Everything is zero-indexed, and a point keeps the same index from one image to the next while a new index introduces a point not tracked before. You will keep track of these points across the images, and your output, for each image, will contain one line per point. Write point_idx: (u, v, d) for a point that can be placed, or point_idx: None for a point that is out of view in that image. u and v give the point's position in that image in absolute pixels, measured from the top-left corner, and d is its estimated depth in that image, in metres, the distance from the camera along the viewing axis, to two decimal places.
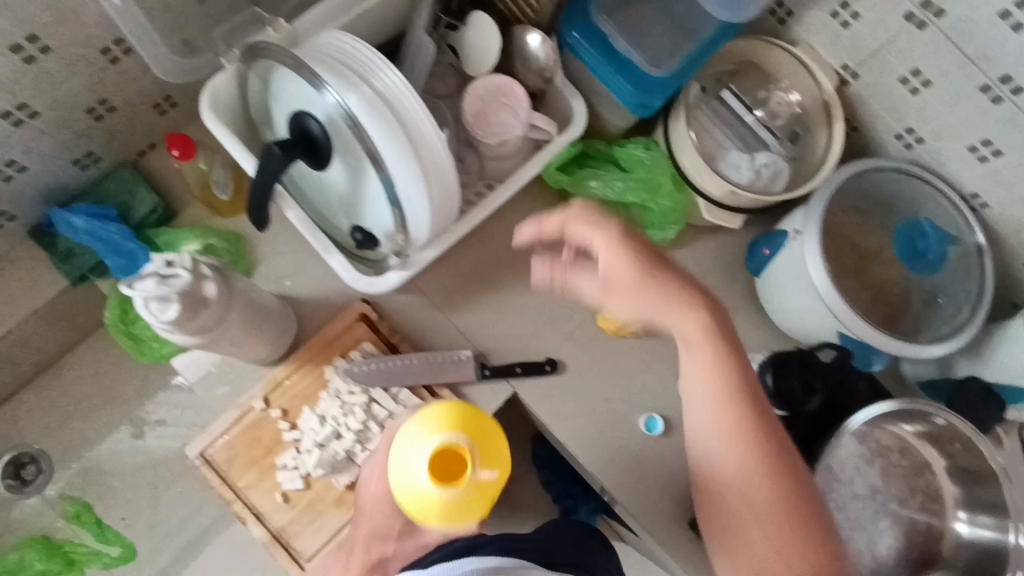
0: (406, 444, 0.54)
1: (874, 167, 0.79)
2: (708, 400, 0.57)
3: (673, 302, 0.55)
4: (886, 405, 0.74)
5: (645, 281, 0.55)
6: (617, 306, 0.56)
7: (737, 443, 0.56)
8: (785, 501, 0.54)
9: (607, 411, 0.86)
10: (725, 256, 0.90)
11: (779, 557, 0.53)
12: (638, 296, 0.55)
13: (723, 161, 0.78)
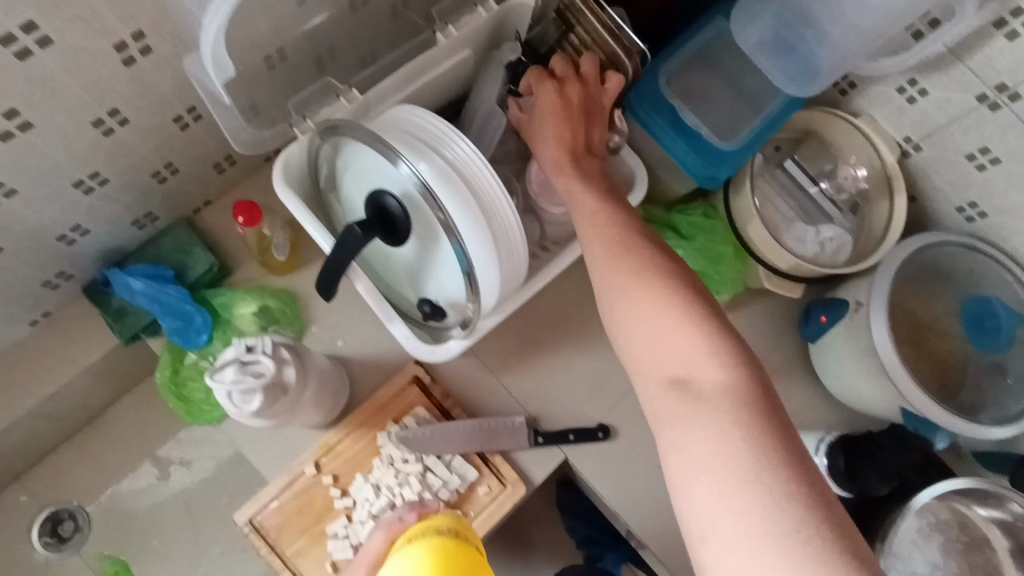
0: None
1: (941, 241, 0.79)
2: (600, 249, 0.55)
3: (568, 137, 0.65)
4: (958, 483, 0.73)
5: (552, 111, 0.66)
6: (532, 136, 0.67)
7: (619, 267, 0.53)
8: (683, 304, 0.49)
9: (660, 480, 0.83)
10: (779, 321, 0.89)
11: (686, 353, 0.47)
12: (542, 142, 0.66)
13: (786, 230, 0.79)
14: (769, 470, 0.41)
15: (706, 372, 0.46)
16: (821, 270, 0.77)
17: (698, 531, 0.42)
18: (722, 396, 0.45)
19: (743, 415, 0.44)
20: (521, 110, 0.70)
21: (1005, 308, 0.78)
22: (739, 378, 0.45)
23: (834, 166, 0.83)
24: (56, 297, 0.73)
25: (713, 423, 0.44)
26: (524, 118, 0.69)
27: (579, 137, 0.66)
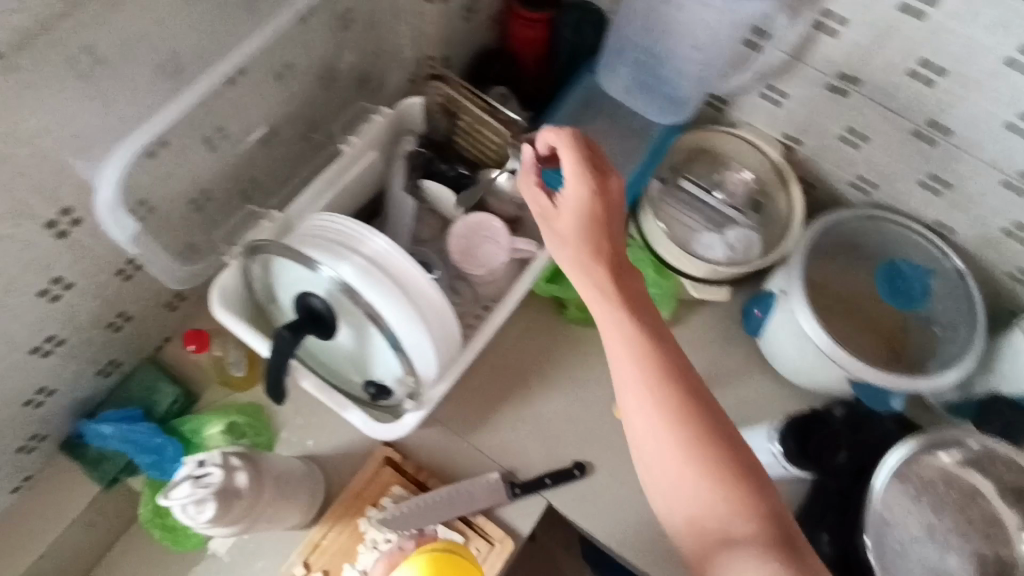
0: None
1: (840, 220, 0.84)
2: (625, 372, 0.55)
3: (603, 243, 0.59)
4: (910, 443, 0.77)
5: (592, 211, 0.59)
6: (558, 235, 0.60)
7: (647, 398, 0.53)
8: (712, 449, 0.52)
9: (645, 505, 0.85)
10: (723, 326, 0.92)
11: (724, 503, 0.50)
12: (571, 246, 0.59)
13: (697, 243, 0.85)
14: None
15: (739, 521, 0.50)
16: (735, 269, 0.83)
17: None
18: (760, 545, 0.48)
19: (780, 557, 0.47)
20: (546, 201, 0.62)
21: (913, 267, 0.83)
22: (768, 524, 0.49)
23: (723, 175, 0.89)
24: (35, 461, 0.77)
25: (756, 565, 0.47)
26: (550, 209, 0.61)
27: (616, 242, 0.59)
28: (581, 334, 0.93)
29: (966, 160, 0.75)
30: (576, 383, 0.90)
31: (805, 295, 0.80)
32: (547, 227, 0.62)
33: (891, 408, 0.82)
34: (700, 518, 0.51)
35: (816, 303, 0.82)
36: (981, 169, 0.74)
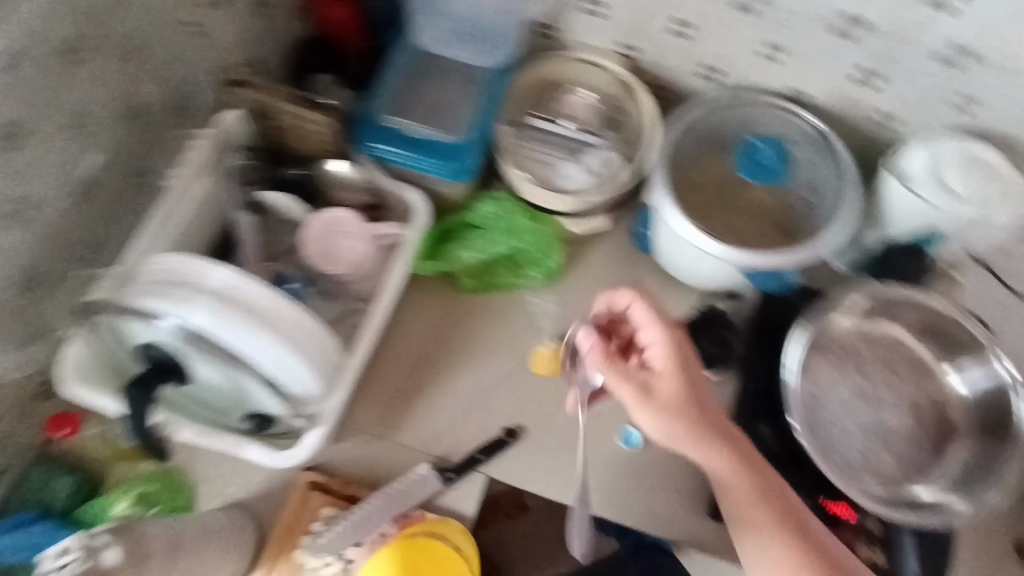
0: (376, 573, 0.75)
1: (693, 116, 0.82)
2: (744, 504, 0.61)
3: (725, 439, 0.61)
4: (802, 334, 0.77)
5: (712, 412, 0.61)
6: (662, 406, 0.60)
7: (772, 549, 0.59)
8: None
9: (582, 449, 0.84)
10: (617, 253, 0.92)
11: None
12: (679, 409, 0.60)
13: (559, 177, 0.82)
14: None
15: None
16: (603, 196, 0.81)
17: None
18: None
19: None
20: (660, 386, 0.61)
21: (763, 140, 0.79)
22: None
23: (562, 98, 0.85)
24: None
25: None
26: (691, 403, 0.60)
27: (698, 382, 0.62)
28: (481, 301, 0.90)
29: (792, 19, 0.73)
30: (488, 353, 0.89)
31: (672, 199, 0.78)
32: (664, 431, 0.60)
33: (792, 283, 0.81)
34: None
35: (691, 206, 0.81)
36: (810, 23, 0.73)
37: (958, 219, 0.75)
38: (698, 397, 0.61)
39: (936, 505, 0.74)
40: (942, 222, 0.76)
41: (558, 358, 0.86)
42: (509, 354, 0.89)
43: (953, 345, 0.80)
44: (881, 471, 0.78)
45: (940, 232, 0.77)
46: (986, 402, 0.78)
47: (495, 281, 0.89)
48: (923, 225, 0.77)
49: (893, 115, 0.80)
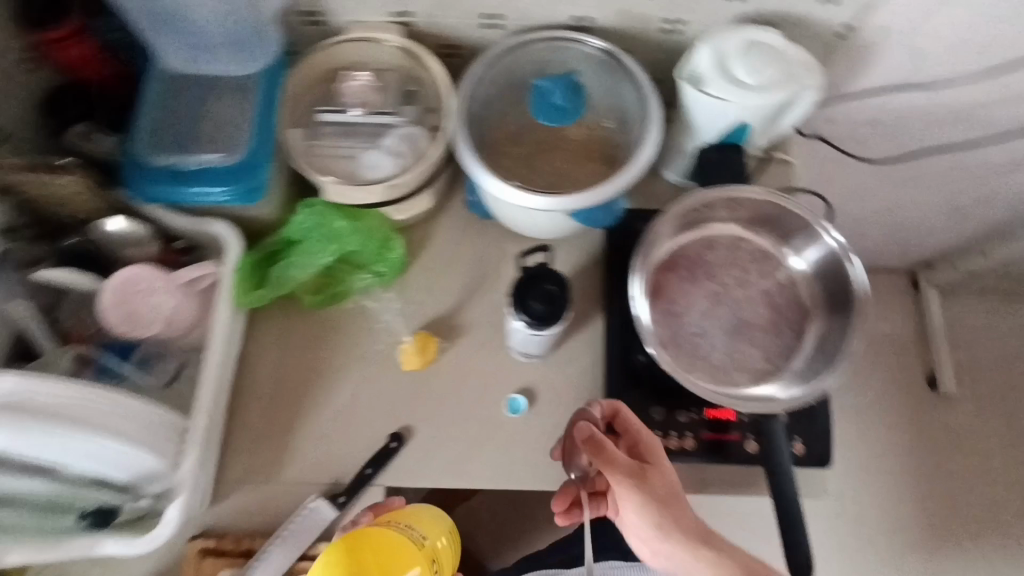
0: None
1: (480, 71, 0.80)
2: (667, 539, 0.69)
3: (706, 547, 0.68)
4: (636, 277, 0.77)
5: (654, 479, 0.70)
6: (653, 490, 0.69)
7: (695, 556, 0.68)
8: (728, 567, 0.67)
9: (472, 428, 0.85)
10: (458, 227, 0.91)
11: None
12: (667, 500, 0.69)
13: (364, 167, 0.77)
14: None
15: None
16: (416, 176, 0.77)
17: None
18: None
19: None
20: (597, 439, 0.71)
21: (550, 80, 0.73)
22: None
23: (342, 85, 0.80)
24: None
25: None
26: (638, 471, 0.70)
27: (660, 472, 0.71)
28: (335, 314, 0.88)
29: None
30: (355, 364, 0.86)
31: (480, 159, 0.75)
32: (648, 519, 0.69)
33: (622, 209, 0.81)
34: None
35: (504, 164, 0.81)
36: None
37: (756, 108, 0.75)
38: (649, 475, 0.70)
39: (798, 387, 0.78)
40: (743, 115, 0.76)
41: (428, 348, 0.85)
42: (376, 360, 0.86)
43: (784, 228, 0.84)
44: (746, 366, 0.82)
45: (745, 124, 0.78)
46: (826, 273, 0.82)
47: (340, 288, 0.87)
48: (728, 122, 0.78)
49: (676, 19, 0.79)
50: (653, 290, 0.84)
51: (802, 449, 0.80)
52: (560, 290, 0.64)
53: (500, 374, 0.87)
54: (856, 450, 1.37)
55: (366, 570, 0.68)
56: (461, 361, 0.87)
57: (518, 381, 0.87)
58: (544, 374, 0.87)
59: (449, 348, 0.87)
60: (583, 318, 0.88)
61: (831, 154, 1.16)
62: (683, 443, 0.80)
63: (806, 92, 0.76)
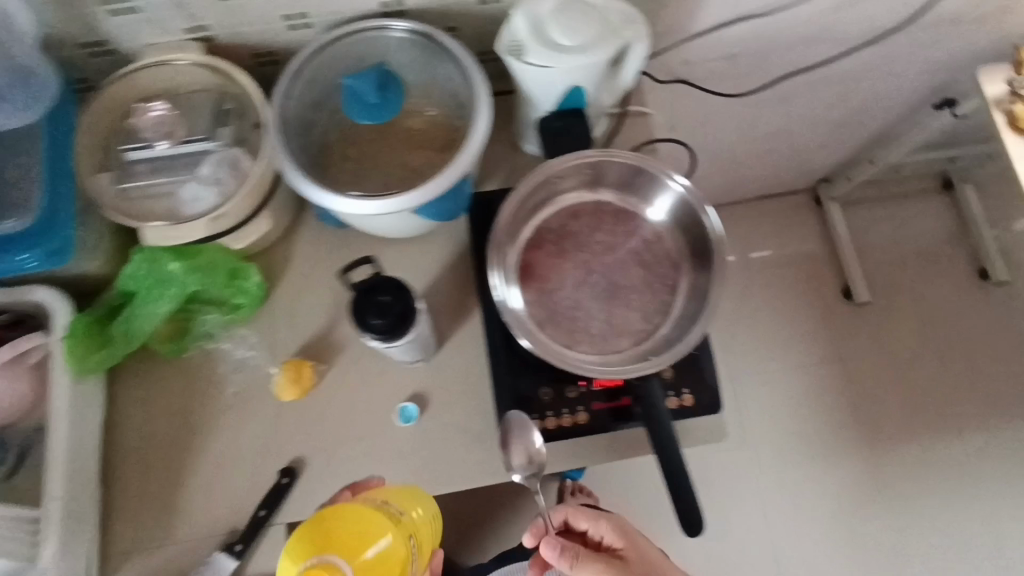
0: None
1: (292, 76, 0.74)
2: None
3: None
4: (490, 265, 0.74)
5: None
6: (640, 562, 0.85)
7: None
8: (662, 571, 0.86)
9: (366, 445, 0.83)
10: (318, 242, 0.88)
11: None
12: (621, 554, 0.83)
13: (184, 203, 0.72)
14: None
15: None
16: (244, 203, 0.73)
17: None
18: None
19: None
20: (622, 547, 0.86)
21: (358, 75, 0.68)
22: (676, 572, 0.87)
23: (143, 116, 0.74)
24: None
25: None
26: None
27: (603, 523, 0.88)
28: (200, 356, 0.83)
29: None
30: (231, 404, 0.82)
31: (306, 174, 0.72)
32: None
33: (469, 195, 0.79)
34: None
35: (338, 170, 0.77)
36: None
37: (584, 69, 0.72)
38: (649, 569, 0.85)
39: (674, 340, 0.78)
40: (574, 77, 0.73)
41: (306, 374, 0.82)
42: (253, 396, 0.83)
43: (641, 185, 0.83)
44: (626, 329, 0.81)
45: (580, 86, 0.75)
46: (686, 223, 0.82)
47: (200, 327, 0.83)
48: (562, 88, 0.75)
49: None
50: (522, 270, 0.82)
51: (692, 401, 0.80)
52: (395, 295, 0.62)
53: (386, 385, 0.84)
54: (746, 382, 1.63)
55: (333, 548, 0.64)
56: (344, 380, 0.84)
57: (407, 388, 0.84)
58: (433, 375, 0.85)
59: (329, 369, 0.84)
60: (460, 312, 0.87)
61: (694, 95, 1.16)
62: (576, 419, 0.80)
63: (631, 42, 0.73)
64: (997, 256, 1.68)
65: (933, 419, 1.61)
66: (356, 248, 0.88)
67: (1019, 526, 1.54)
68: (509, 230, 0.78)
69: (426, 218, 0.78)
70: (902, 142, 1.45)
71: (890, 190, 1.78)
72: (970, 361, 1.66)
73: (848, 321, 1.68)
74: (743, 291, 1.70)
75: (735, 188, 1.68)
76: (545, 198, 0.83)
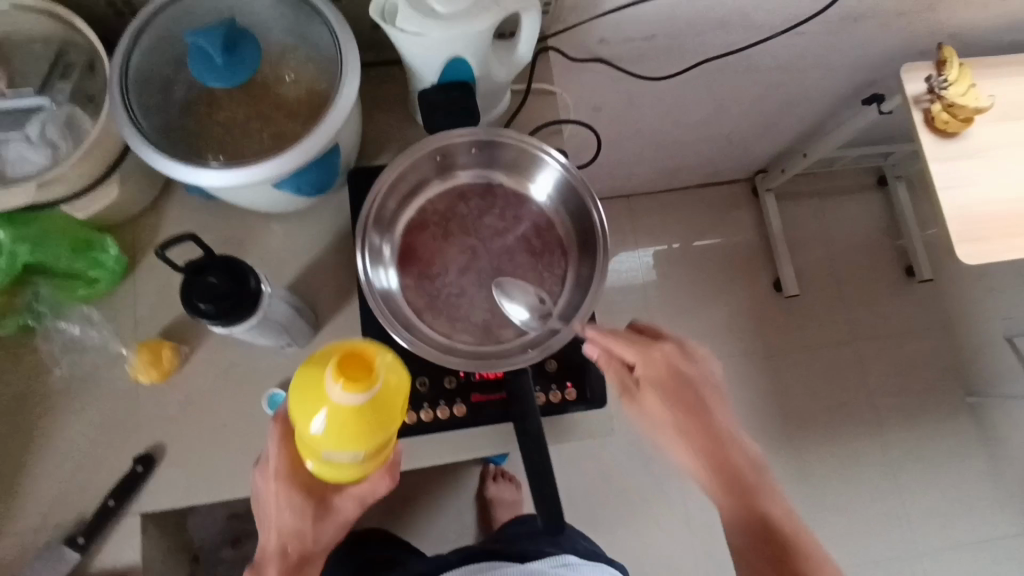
0: (303, 418, 0.53)
1: (138, 29, 0.68)
2: (660, 412, 0.73)
3: (717, 442, 0.74)
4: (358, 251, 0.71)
5: (707, 420, 0.75)
6: (678, 413, 0.73)
7: (680, 441, 0.74)
8: (708, 444, 0.74)
9: (231, 433, 0.78)
10: (189, 214, 0.82)
11: (746, 483, 0.74)
12: (673, 395, 0.73)
13: (9, 164, 0.65)
14: (785, 521, 0.73)
15: (766, 500, 0.74)
16: (85, 171, 0.67)
17: (764, 508, 0.73)
18: (758, 521, 0.72)
19: (762, 538, 0.72)
20: (683, 376, 0.74)
21: (204, 31, 0.61)
22: (733, 456, 0.74)
23: None
24: None
25: (775, 497, 0.74)
26: (701, 412, 0.74)
27: (658, 363, 0.72)
28: (49, 334, 0.77)
29: None
30: (81, 385, 0.76)
31: (158, 147, 0.66)
32: (673, 413, 0.73)
33: (339, 167, 0.74)
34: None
35: (193, 134, 0.69)
36: None
37: (462, 38, 0.67)
38: (698, 399, 0.74)
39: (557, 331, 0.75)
40: (451, 47, 0.68)
41: (166, 358, 0.76)
42: (107, 377, 0.77)
43: (532, 168, 0.79)
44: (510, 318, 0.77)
45: (460, 57, 0.70)
46: (576, 212, 0.79)
47: (46, 304, 0.76)
48: (440, 57, 0.70)
49: None
50: (402, 253, 0.78)
51: (576, 395, 0.78)
52: (224, 277, 0.58)
53: (257, 369, 0.79)
54: None
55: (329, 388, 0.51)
56: (210, 363, 0.79)
57: (279, 373, 0.79)
58: (309, 362, 0.80)
59: (194, 350, 0.79)
60: (340, 294, 0.82)
61: (618, 77, 1.12)
62: (453, 411, 0.76)
63: (519, 11, 0.68)
64: (923, 254, 1.71)
65: (852, 412, 1.64)
66: (231, 222, 0.82)
67: (923, 516, 1.59)
68: (377, 209, 0.75)
69: (292, 193, 0.73)
70: (833, 136, 1.43)
71: (826, 184, 1.79)
72: (891, 356, 1.69)
73: (777, 313, 1.69)
74: (676, 280, 1.69)
75: (672, 175, 1.65)
76: (427, 176, 0.79)
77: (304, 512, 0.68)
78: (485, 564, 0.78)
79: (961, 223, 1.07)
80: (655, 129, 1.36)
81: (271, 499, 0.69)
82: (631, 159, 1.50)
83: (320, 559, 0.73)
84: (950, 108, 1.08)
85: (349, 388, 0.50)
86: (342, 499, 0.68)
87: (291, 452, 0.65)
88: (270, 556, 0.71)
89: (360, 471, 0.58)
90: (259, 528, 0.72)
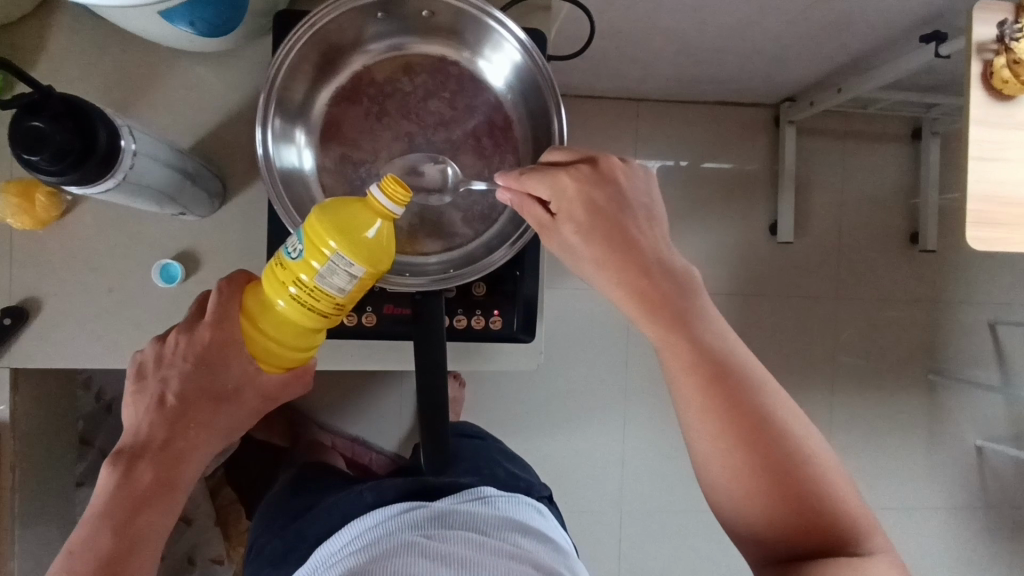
0: (315, 246, 0.47)
1: None
2: (579, 251, 0.60)
3: (646, 274, 0.59)
4: (260, 122, 0.60)
5: (635, 248, 0.59)
6: (602, 246, 0.59)
7: (603, 283, 0.60)
8: (640, 281, 0.59)
9: (118, 298, 0.70)
10: (80, 33, 0.67)
11: (685, 322, 0.60)
12: (594, 226, 0.59)
13: None
14: (731, 356, 0.60)
15: (707, 337, 0.60)
16: None
17: (705, 343, 0.60)
18: (702, 363, 0.59)
19: (709, 382, 0.59)
20: (603, 199, 0.59)
21: None
22: (668, 291, 0.60)
23: None
24: None
25: (716, 334, 0.60)
26: (628, 240, 0.59)
27: (574, 193, 0.58)
28: None
29: None
30: None
31: None
32: (595, 247, 0.59)
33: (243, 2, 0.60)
34: (724, 455, 0.58)
35: None
36: None
37: None
38: (624, 227, 0.60)
39: (488, 252, 0.67)
40: None
41: (41, 204, 0.66)
42: None
43: (493, 50, 0.65)
44: (438, 226, 0.68)
45: None
46: (535, 114, 0.66)
47: None
48: None
49: None
50: (326, 129, 0.67)
51: (502, 323, 0.71)
52: (56, 124, 0.46)
53: (152, 234, 0.70)
54: None
55: (362, 214, 0.47)
56: (99, 216, 0.69)
57: (175, 244, 0.70)
58: (211, 236, 0.70)
59: (78, 201, 0.68)
60: (254, 164, 0.70)
61: None
62: (361, 320, 0.68)
63: None
64: (933, 222, 1.58)
65: (814, 369, 1.60)
66: (131, 51, 0.68)
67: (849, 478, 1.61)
68: (294, 68, 0.61)
69: (186, 30, 0.59)
70: (878, 74, 1.25)
71: (855, 126, 1.61)
72: (868, 322, 1.62)
73: (765, 258, 1.59)
74: (670, 202, 1.55)
75: (691, 85, 1.46)
76: (358, 38, 0.65)
77: (219, 377, 0.56)
78: (398, 505, 0.68)
79: (982, 202, 0.95)
80: (678, 29, 1.16)
81: (186, 353, 0.56)
82: (647, 59, 1.31)
83: (209, 455, 0.57)
84: (1014, 66, 0.90)
85: (387, 200, 0.48)
86: (248, 386, 0.57)
87: (229, 307, 0.55)
88: (150, 436, 0.55)
89: (327, 322, 0.51)
90: (138, 402, 0.57)
